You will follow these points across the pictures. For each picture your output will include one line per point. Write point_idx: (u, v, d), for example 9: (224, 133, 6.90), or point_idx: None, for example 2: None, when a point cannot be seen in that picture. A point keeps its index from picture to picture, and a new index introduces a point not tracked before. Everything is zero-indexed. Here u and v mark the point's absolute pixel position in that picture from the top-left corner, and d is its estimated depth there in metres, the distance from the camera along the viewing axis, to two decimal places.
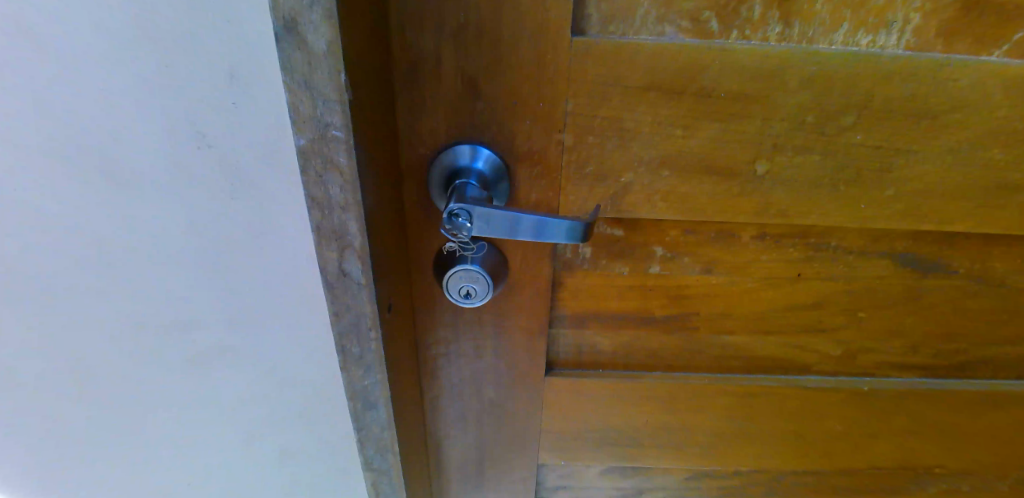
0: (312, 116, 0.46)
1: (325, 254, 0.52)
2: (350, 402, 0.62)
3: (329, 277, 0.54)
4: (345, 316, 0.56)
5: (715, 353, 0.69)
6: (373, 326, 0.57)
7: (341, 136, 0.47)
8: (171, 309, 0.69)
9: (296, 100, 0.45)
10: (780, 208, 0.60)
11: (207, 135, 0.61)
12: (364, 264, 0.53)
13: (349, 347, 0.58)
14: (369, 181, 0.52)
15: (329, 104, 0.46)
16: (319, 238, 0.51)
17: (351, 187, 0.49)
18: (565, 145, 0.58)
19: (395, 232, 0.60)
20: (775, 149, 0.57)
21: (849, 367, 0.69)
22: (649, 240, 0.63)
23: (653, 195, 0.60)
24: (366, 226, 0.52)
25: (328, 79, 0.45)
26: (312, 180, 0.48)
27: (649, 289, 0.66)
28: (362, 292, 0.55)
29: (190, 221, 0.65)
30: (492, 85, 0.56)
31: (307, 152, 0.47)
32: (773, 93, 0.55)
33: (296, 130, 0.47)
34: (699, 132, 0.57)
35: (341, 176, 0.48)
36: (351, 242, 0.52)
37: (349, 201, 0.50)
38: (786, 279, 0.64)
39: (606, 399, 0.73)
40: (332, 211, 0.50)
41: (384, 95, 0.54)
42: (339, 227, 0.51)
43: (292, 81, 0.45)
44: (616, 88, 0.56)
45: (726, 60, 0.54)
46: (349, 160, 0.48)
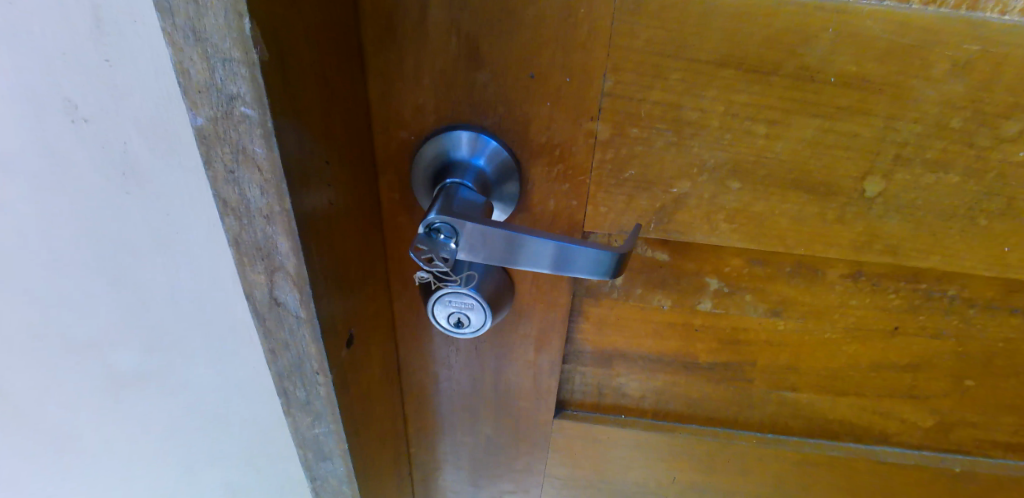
0: (208, 83, 0.30)
1: (250, 275, 0.37)
2: (301, 454, 0.46)
3: (257, 306, 0.38)
4: (282, 354, 0.40)
5: (771, 411, 0.54)
6: (320, 370, 0.41)
7: (253, 115, 0.31)
8: (87, 324, 0.54)
9: (182, 58, 0.30)
10: (891, 243, 0.43)
11: (78, 105, 0.43)
12: (303, 294, 0.37)
13: (291, 390, 0.42)
14: (315, 177, 0.36)
15: (230, 65, 0.30)
16: (239, 255, 0.36)
17: (276, 189, 0.33)
18: (599, 138, 0.42)
19: (365, 239, 0.45)
20: (896, 162, 0.40)
21: (943, 441, 0.54)
22: (702, 269, 0.47)
23: (715, 213, 0.44)
24: (306, 243, 0.36)
25: (224, 26, 0.29)
26: (220, 176, 0.33)
27: (695, 329, 0.50)
28: (303, 329, 0.39)
29: (72, 221, 0.48)
30: (500, 48, 0.39)
31: (208, 137, 0.32)
32: (907, 81, 0.38)
33: (188, 102, 0.31)
34: (790, 132, 0.40)
35: (260, 174, 0.33)
36: (283, 263, 0.36)
37: (274, 209, 0.34)
38: (879, 332, 0.48)
39: (628, 451, 0.58)
40: (251, 220, 0.34)
41: (343, 56, 0.38)
42: (265, 242, 0.35)
43: (173, 29, 0.29)
44: (678, 62, 0.38)
45: (845, 30, 0.37)
46: (269, 151, 0.32)
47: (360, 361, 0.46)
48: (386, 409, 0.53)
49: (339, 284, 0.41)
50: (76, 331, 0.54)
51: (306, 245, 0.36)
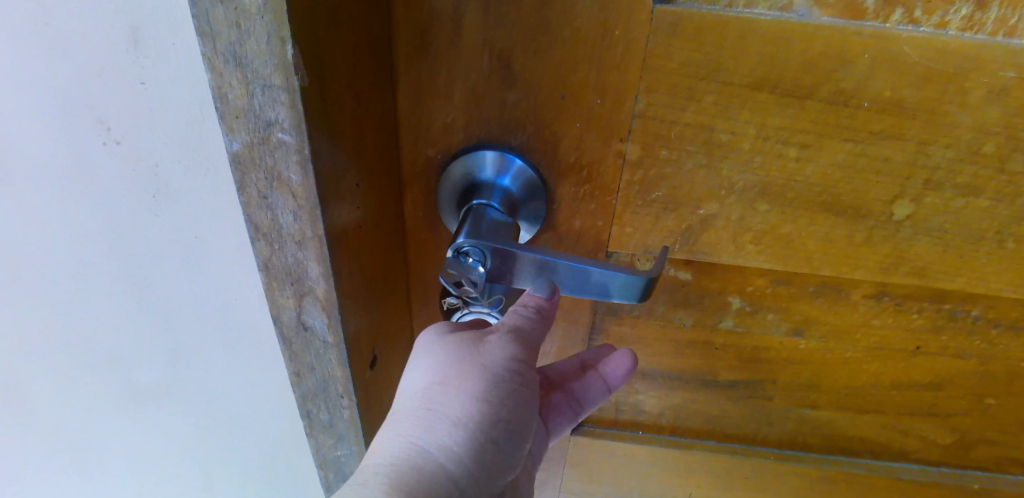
0: (247, 109, 0.30)
1: (278, 299, 0.36)
2: (321, 472, 0.46)
3: (284, 329, 0.38)
4: (307, 377, 0.40)
5: (788, 427, 0.54)
6: (345, 393, 0.40)
7: (290, 142, 0.30)
8: (103, 327, 0.53)
9: (221, 83, 0.29)
10: (917, 265, 0.43)
11: (111, 126, 0.42)
12: (332, 319, 0.36)
13: (315, 411, 0.42)
14: (347, 200, 0.35)
15: (270, 91, 0.29)
16: (269, 278, 0.35)
17: (309, 215, 0.32)
18: (628, 159, 0.41)
19: (390, 257, 0.44)
20: (926, 186, 0.40)
21: (958, 459, 0.54)
22: (725, 288, 0.47)
23: (741, 235, 0.43)
24: (338, 269, 0.35)
25: (266, 52, 0.28)
26: (253, 201, 0.33)
27: (716, 347, 0.50)
28: (330, 353, 0.38)
29: (95, 234, 0.47)
30: (532, 67, 0.38)
31: (244, 162, 0.31)
32: (941, 106, 0.37)
33: (225, 127, 0.31)
34: (822, 155, 0.40)
35: (294, 199, 0.32)
36: (313, 287, 0.35)
37: (307, 234, 0.33)
38: (900, 352, 0.48)
39: (644, 466, 0.58)
40: (283, 245, 0.34)
41: (377, 74, 0.37)
42: (295, 267, 0.34)
43: (214, 53, 0.29)
44: (712, 85, 0.38)
45: (884, 54, 0.36)
46: (305, 177, 0.31)
47: (384, 381, 0.45)
48: None
49: (366, 304, 0.40)
50: (94, 338, 0.54)
51: (337, 270, 0.35)
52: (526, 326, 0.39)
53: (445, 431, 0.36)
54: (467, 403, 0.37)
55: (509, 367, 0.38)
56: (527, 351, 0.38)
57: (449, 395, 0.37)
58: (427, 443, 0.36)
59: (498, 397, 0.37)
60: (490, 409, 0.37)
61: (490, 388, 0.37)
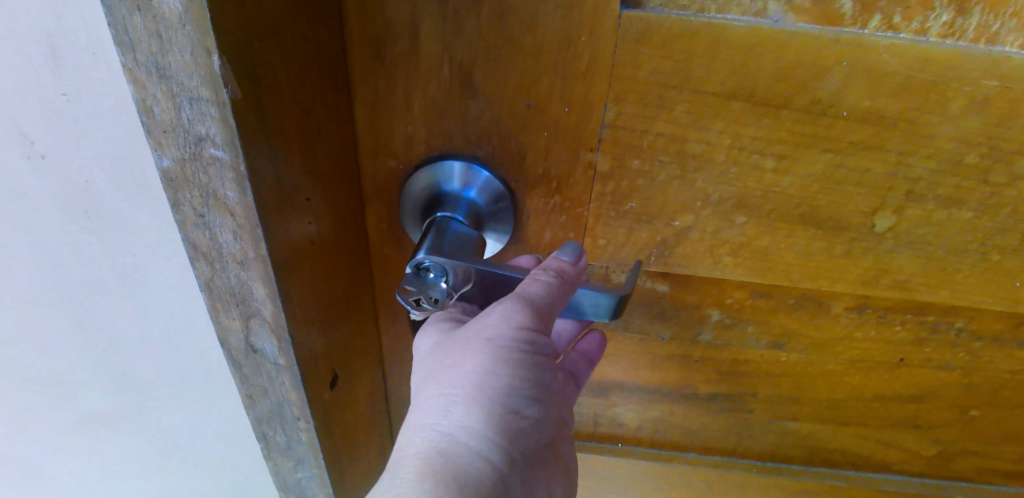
0: (175, 123, 0.28)
1: (224, 321, 0.35)
2: (284, 495, 0.44)
3: (233, 352, 0.36)
4: (261, 400, 0.38)
5: (769, 439, 0.53)
6: (302, 416, 0.38)
7: (224, 158, 0.29)
8: (58, 347, 0.52)
9: (145, 96, 0.27)
10: (898, 277, 0.42)
11: (35, 141, 0.41)
12: (282, 342, 0.35)
13: (271, 435, 0.40)
14: (297, 217, 0.33)
15: (198, 104, 0.27)
16: (213, 300, 0.34)
17: (250, 234, 0.31)
18: (599, 171, 0.40)
19: (353, 274, 0.42)
20: (907, 197, 0.39)
21: (941, 469, 0.54)
22: (703, 301, 0.45)
23: (717, 248, 0.42)
24: (286, 289, 0.33)
25: (191, 64, 0.26)
26: (190, 220, 0.31)
27: (694, 360, 0.49)
28: (283, 376, 0.36)
29: (41, 251, 0.46)
30: (493, 76, 0.37)
31: (176, 179, 0.30)
32: (921, 116, 0.36)
33: (154, 143, 0.29)
34: (799, 166, 0.38)
35: (233, 218, 0.30)
36: (259, 309, 0.33)
37: (249, 255, 0.31)
38: (882, 365, 0.47)
39: (624, 480, 0.56)
40: (224, 266, 0.32)
41: (329, 84, 0.35)
42: (239, 288, 0.33)
43: (135, 65, 0.27)
44: (683, 93, 0.36)
45: (862, 62, 0.35)
46: (242, 195, 0.30)
47: (349, 400, 0.44)
48: (375, 441, 0.51)
49: (325, 324, 0.39)
50: (49, 359, 0.52)
51: (285, 291, 0.33)
52: (540, 296, 0.35)
53: (463, 415, 0.34)
54: (481, 386, 0.34)
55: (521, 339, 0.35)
56: (542, 320, 0.35)
57: (459, 380, 0.35)
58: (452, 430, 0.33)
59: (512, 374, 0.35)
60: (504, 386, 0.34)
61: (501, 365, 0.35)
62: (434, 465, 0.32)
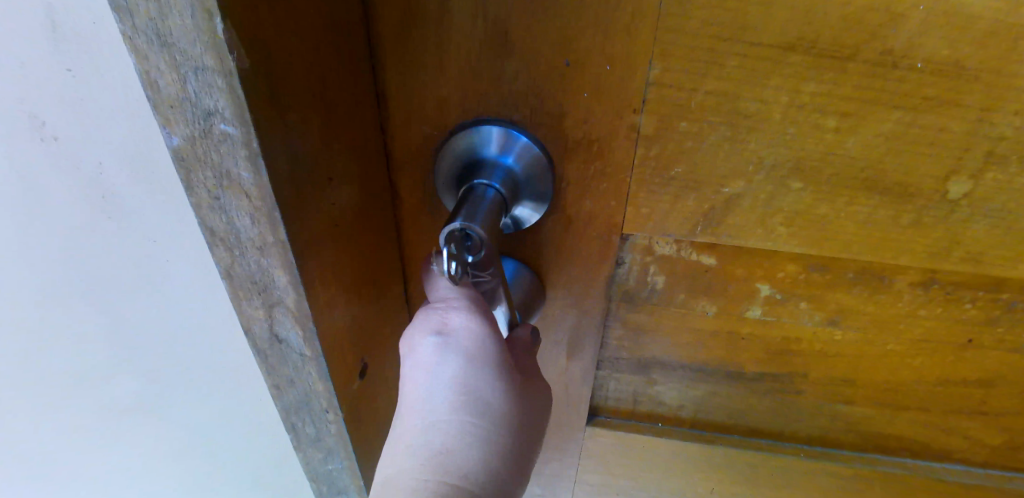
0: (182, 97, 0.27)
1: (247, 310, 0.34)
2: (316, 486, 0.44)
3: (257, 342, 0.35)
4: (288, 391, 0.37)
5: (820, 422, 0.50)
6: (330, 408, 0.37)
7: (234, 133, 0.27)
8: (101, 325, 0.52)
9: (149, 69, 0.26)
10: (972, 250, 0.38)
11: (45, 124, 0.40)
12: (307, 331, 0.34)
13: (301, 426, 0.39)
14: (317, 195, 0.32)
15: (203, 75, 0.26)
16: (235, 288, 0.33)
17: (267, 217, 0.29)
18: (643, 133, 0.37)
19: (380, 253, 0.41)
20: (988, 160, 0.35)
21: (1007, 458, 0.50)
22: (753, 275, 0.42)
23: (770, 216, 0.39)
24: (307, 274, 0.32)
25: (192, 29, 0.25)
26: (205, 203, 0.30)
27: (742, 338, 0.46)
28: (308, 367, 0.35)
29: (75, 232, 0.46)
30: (532, 32, 0.34)
31: (188, 159, 0.29)
32: (1007, 66, 0.32)
33: (163, 121, 0.28)
34: (866, 126, 0.35)
35: (247, 200, 0.29)
36: (282, 297, 0.32)
37: (267, 238, 0.30)
38: (949, 345, 0.44)
39: (663, 459, 0.54)
40: (243, 250, 0.31)
41: (351, 55, 0.34)
42: (261, 275, 0.32)
43: (134, 32, 0.25)
44: (737, 46, 0.33)
45: (939, 6, 0.31)
46: (256, 175, 0.28)
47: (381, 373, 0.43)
48: None
49: (354, 306, 0.37)
50: (92, 336, 0.52)
51: (307, 277, 0.32)
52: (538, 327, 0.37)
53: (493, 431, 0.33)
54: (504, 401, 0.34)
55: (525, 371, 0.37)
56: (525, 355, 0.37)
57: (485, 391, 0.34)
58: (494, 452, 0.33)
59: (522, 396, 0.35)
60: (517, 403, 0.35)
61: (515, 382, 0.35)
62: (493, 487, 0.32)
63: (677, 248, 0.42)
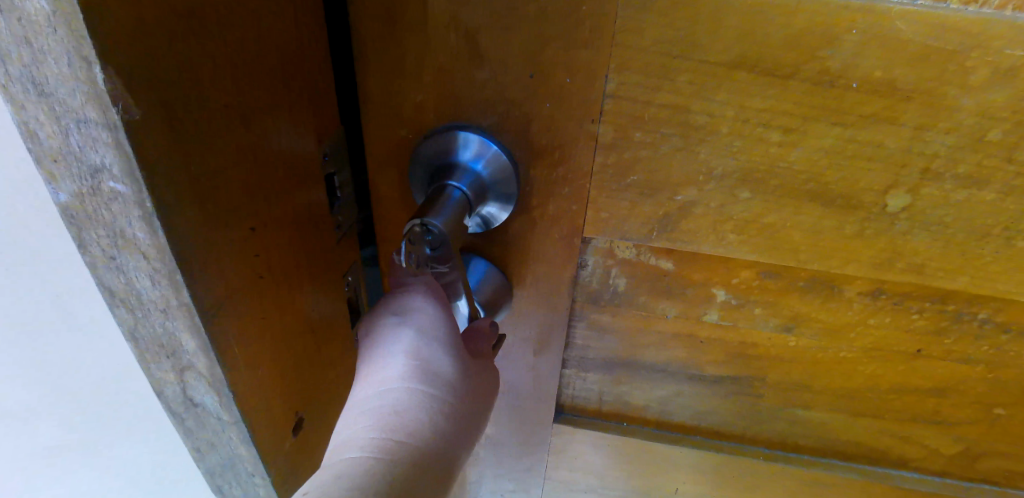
0: (64, 148, 0.23)
1: (155, 374, 0.29)
2: None
3: (168, 407, 0.30)
4: (211, 459, 0.32)
5: (781, 427, 0.51)
6: (259, 473, 0.33)
7: (125, 191, 0.24)
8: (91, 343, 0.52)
9: (24, 116, 0.22)
10: (915, 261, 0.40)
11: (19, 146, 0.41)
12: (224, 397, 0.29)
13: (227, 491, 0.34)
14: (228, 250, 0.29)
15: (87, 126, 0.22)
16: (139, 349, 0.28)
17: (169, 280, 0.26)
18: (601, 141, 0.39)
19: (325, 293, 0.39)
20: (925, 175, 0.37)
21: (963, 469, 0.51)
22: (710, 279, 0.44)
23: (722, 223, 0.41)
24: (218, 339, 0.28)
25: (71, 77, 0.21)
26: (99, 262, 0.25)
27: (701, 341, 0.48)
28: (232, 433, 0.31)
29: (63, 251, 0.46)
30: (499, 46, 0.37)
31: (74, 213, 0.24)
32: (940, 87, 0.34)
33: (43, 172, 0.23)
34: (809, 140, 0.37)
35: (147, 261, 0.25)
36: (193, 362, 0.28)
37: (172, 302, 0.26)
38: (900, 354, 0.45)
39: (630, 458, 0.56)
40: (146, 314, 0.27)
41: (275, 90, 0.32)
42: (166, 339, 0.27)
43: (6, 78, 0.21)
44: (687, 62, 0.36)
45: (874, 29, 0.33)
46: (153, 235, 0.25)
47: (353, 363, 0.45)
48: None
49: (285, 364, 0.34)
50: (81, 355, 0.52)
51: (219, 341, 0.28)
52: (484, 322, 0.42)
53: (441, 405, 0.37)
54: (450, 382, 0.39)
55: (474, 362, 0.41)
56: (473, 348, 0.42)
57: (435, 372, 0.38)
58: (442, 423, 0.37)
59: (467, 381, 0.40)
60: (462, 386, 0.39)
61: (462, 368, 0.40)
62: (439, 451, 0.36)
63: (638, 253, 0.44)
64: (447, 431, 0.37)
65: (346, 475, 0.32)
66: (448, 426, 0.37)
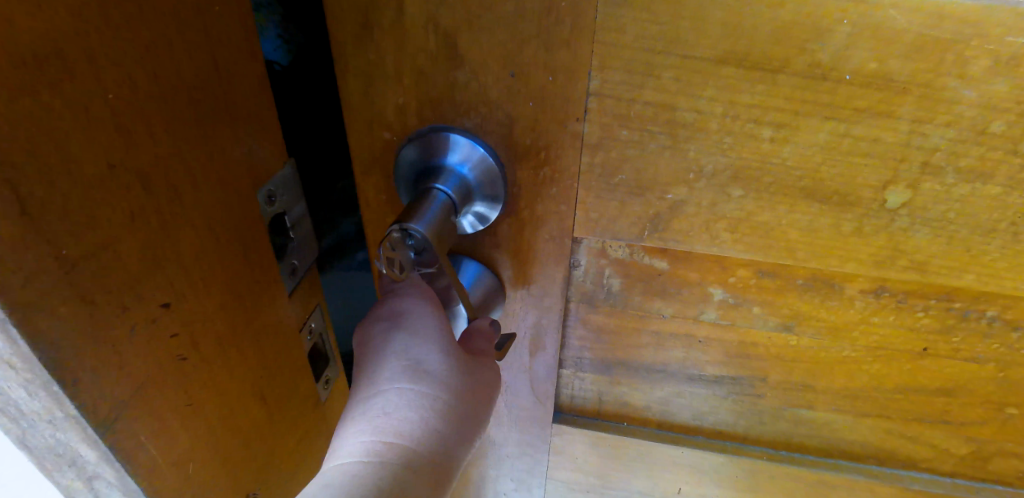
0: None
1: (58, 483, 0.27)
2: None
3: None
4: None
5: (784, 427, 0.50)
6: None
7: None
8: None
9: None
10: (917, 258, 0.39)
11: None
12: None
13: None
14: (133, 340, 0.27)
15: None
16: (37, 460, 0.26)
17: (48, 391, 0.24)
18: (587, 141, 0.38)
19: (267, 359, 0.37)
20: (924, 170, 0.35)
21: (974, 469, 0.50)
22: (705, 279, 0.43)
23: (714, 222, 0.40)
24: (123, 440, 0.26)
25: None
26: None
27: (699, 341, 0.47)
28: None
29: None
30: (478, 47, 0.36)
31: None
32: (937, 78, 0.33)
33: None
34: (801, 136, 0.36)
35: (15, 373, 0.23)
36: (98, 471, 0.27)
37: (56, 411, 0.24)
38: (905, 354, 0.44)
39: (630, 458, 0.55)
40: (30, 425, 0.25)
41: (177, 138, 0.29)
42: (62, 449, 0.26)
43: None
44: (671, 59, 0.35)
45: (866, 19, 0.32)
46: (16, 344, 0.22)
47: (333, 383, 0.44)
48: None
49: (218, 436, 0.32)
50: None
51: (124, 453, 0.27)
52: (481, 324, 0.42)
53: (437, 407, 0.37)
54: (449, 383, 0.38)
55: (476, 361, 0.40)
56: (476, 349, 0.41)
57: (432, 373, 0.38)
58: (438, 425, 0.37)
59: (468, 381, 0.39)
60: (462, 386, 0.39)
61: (462, 367, 0.39)
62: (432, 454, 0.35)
63: (631, 253, 0.43)
64: (443, 432, 0.37)
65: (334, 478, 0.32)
66: (445, 427, 0.37)
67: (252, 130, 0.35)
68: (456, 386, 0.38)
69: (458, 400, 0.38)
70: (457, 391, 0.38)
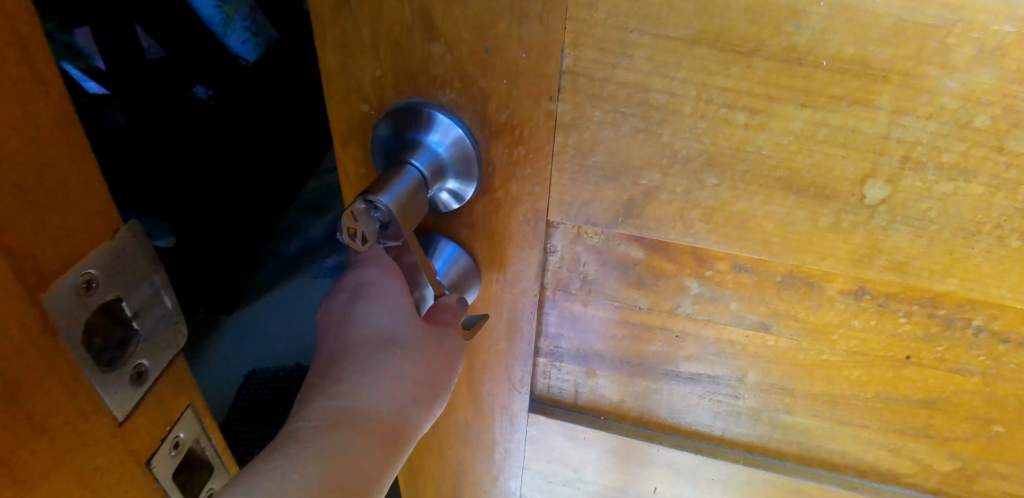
0: None
1: None
2: None
3: None
4: None
5: (761, 431, 0.49)
6: None
7: None
8: None
9: None
10: (897, 258, 0.37)
11: None
12: None
13: None
14: None
15: None
16: None
17: None
18: (560, 120, 0.38)
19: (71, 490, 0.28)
20: (905, 165, 0.34)
21: (960, 489, 0.48)
22: (681, 271, 0.42)
23: (688, 210, 0.39)
24: None
25: None
26: None
27: (674, 335, 0.46)
28: None
29: None
30: (453, 20, 0.36)
31: None
32: (917, 66, 0.31)
33: None
34: (776, 122, 0.35)
35: None
36: None
37: None
38: (887, 361, 0.42)
39: (606, 452, 0.55)
40: None
41: None
42: None
43: None
44: (644, 38, 0.34)
45: (844, 1, 0.30)
46: None
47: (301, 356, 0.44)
48: None
49: None
50: None
51: None
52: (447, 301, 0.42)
53: (394, 381, 0.38)
54: (409, 357, 0.39)
55: (442, 335, 0.41)
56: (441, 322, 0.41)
57: (394, 346, 0.39)
58: (394, 399, 0.38)
59: (430, 356, 0.40)
60: (422, 361, 0.40)
61: (424, 343, 0.40)
62: (385, 425, 0.37)
63: (606, 240, 0.42)
64: (398, 405, 0.38)
65: (288, 445, 0.34)
66: (400, 400, 0.38)
67: (46, 200, 0.27)
68: (416, 361, 0.39)
69: (417, 373, 0.39)
70: (417, 365, 0.39)
